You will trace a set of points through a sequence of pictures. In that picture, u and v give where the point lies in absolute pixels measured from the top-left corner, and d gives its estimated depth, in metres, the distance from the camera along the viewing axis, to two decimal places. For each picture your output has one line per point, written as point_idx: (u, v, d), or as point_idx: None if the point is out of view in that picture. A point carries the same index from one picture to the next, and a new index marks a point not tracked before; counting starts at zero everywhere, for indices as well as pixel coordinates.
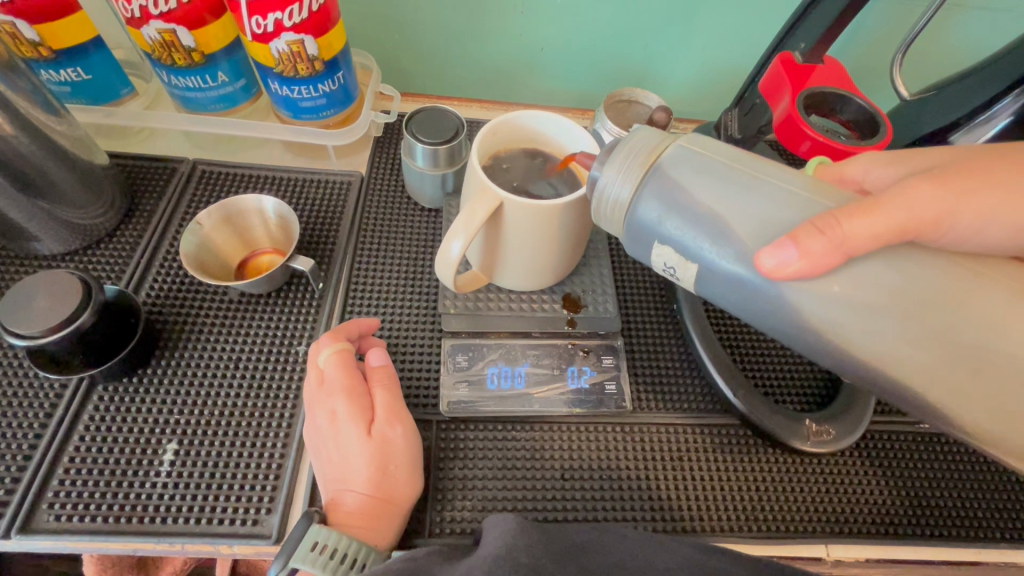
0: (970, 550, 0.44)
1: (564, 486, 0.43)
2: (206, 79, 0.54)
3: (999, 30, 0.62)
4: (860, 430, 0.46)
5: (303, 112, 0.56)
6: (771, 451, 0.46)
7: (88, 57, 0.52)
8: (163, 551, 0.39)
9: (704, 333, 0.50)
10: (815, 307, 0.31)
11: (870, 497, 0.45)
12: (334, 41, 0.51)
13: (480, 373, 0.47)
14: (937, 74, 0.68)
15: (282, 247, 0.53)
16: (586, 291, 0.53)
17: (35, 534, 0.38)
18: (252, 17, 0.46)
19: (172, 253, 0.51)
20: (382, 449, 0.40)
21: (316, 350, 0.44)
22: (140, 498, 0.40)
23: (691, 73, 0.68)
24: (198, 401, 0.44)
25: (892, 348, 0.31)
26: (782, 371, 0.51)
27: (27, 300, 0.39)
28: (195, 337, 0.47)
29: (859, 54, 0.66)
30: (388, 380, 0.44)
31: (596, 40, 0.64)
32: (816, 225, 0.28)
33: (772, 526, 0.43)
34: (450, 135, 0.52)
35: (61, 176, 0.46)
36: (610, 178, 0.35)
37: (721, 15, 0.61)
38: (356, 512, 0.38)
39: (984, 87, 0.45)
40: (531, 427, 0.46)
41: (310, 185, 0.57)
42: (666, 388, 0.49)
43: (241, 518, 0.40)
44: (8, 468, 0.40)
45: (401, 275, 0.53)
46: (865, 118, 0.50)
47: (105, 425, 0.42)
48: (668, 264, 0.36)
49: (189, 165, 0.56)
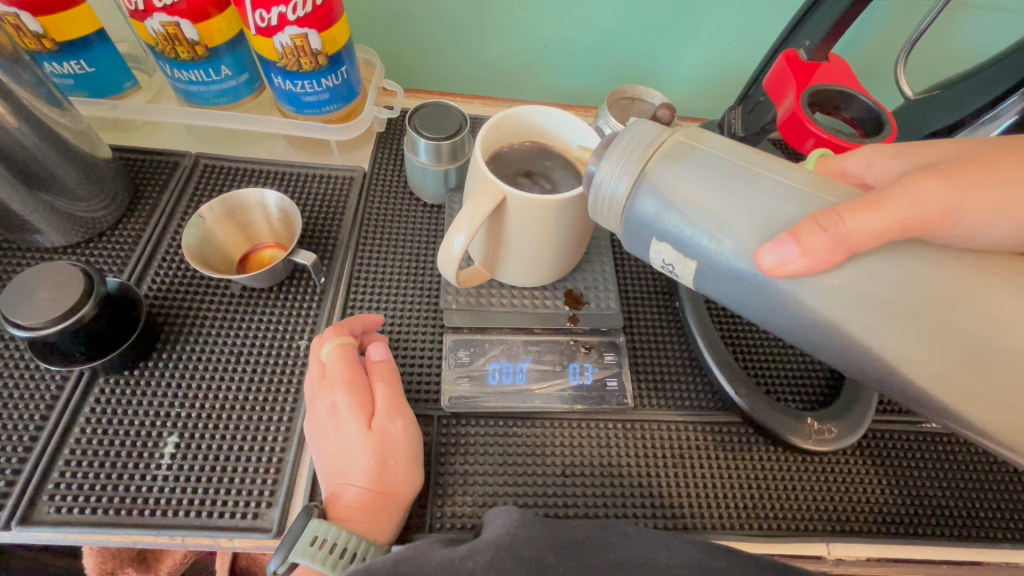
0: (970, 549, 0.43)
1: (564, 482, 0.43)
2: (209, 73, 0.54)
3: (1004, 31, 0.62)
4: (861, 430, 0.45)
5: (305, 107, 0.55)
6: (771, 449, 0.46)
7: (91, 49, 0.52)
8: (163, 544, 0.39)
9: (705, 330, 0.49)
10: (817, 303, 0.31)
11: (870, 495, 0.45)
12: (338, 35, 0.51)
13: (481, 369, 0.47)
14: (941, 73, 0.68)
15: (283, 242, 0.53)
16: (587, 288, 0.52)
17: (35, 526, 0.38)
18: (257, 11, 0.46)
19: (174, 247, 0.51)
20: (382, 444, 0.40)
21: (319, 343, 0.44)
22: (140, 490, 0.40)
23: (695, 71, 0.68)
24: (198, 394, 0.44)
25: (890, 345, 0.31)
26: (783, 369, 0.51)
27: (28, 292, 0.39)
28: (196, 330, 0.47)
29: (864, 53, 0.66)
30: (388, 374, 0.44)
31: (600, 37, 0.63)
32: (817, 222, 0.28)
33: (773, 524, 0.43)
34: (452, 130, 0.51)
35: (63, 169, 0.46)
36: (608, 172, 0.35)
37: (725, 13, 0.61)
38: (356, 506, 0.38)
39: (989, 86, 0.45)
40: (531, 423, 0.46)
41: (312, 180, 0.57)
42: (667, 385, 0.49)
43: (242, 512, 0.40)
44: (9, 459, 0.40)
45: (402, 270, 0.53)
46: (868, 116, 0.50)
47: (107, 417, 0.42)
48: (666, 260, 0.37)
49: (192, 159, 0.56)
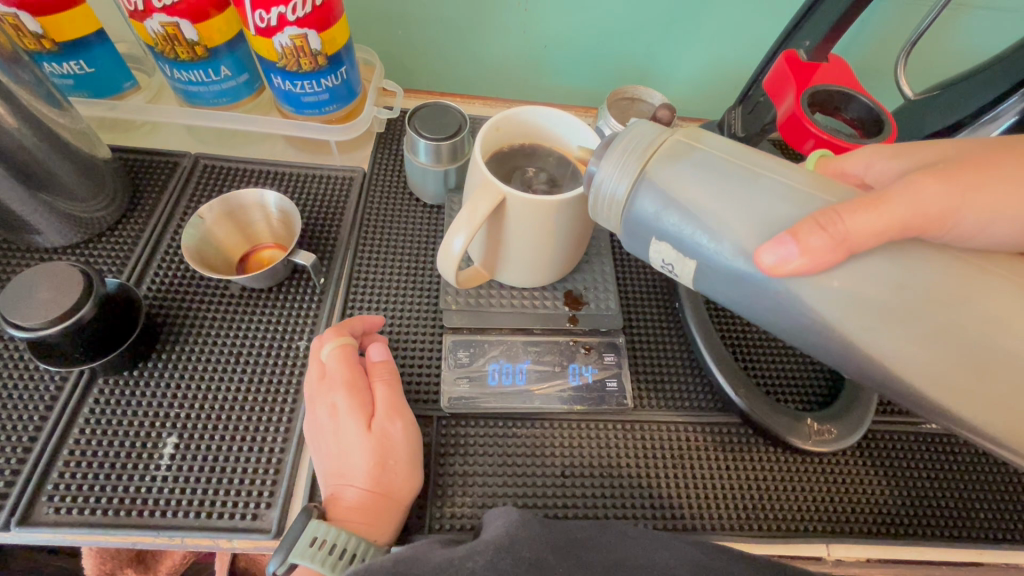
0: (970, 550, 0.43)
1: (564, 483, 0.43)
2: (209, 73, 0.54)
3: (1004, 31, 0.62)
4: (861, 430, 0.45)
5: (305, 107, 0.55)
6: (772, 450, 0.46)
7: (91, 50, 0.52)
8: (163, 544, 0.39)
9: (705, 331, 0.49)
10: (816, 303, 0.31)
11: (870, 496, 0.45)
12: (338, 35, 0.51)
13: (481, 369, 0.47)
14: (941, 74, 0.68)
15: (283, 242, 0.53)
16: (586, 288, 0.52)
17: (34, 526, 0.38)
18: (256, 11, 0.46)
19: (173, 247, 0.51)
20: (382, 445, 0.40)
21: (320, 344, 0.44)
22: (139, 491, 0.40)
23: (695, 71, 0.68)
24: (198, 394, 0.44)
25: (889, 346, 0.31)
26: (783, 369, 0.51)
27: (28, 292, 0.39)
28: (196, 331, 0.47)
29: (864, 53, 0.66)
30: (388, 375, 0.44)
31: (599, 37, 0.63)
32: (817, 221, 0.28)
33: (773, 525, 0.42)
34: (452, 131, 0.51)
35: (63, 169, 0.46)
36: (607, 172, 0.35)
37: (724, 14, 0.61)
38: (356, 507, 0.38)
39: (989, 86, 0.45)
40: (531, 424, 0.46)
41: (312, 180, 0.57)
42: (667, 386, 0.49)
43: (241, 512, 0.40)
44: (8, 459, 0.40)
45: (402, 271, 0.53)
46: (868, 117, 0.50)
47: (106, 417, 0.42)
48: (666, 260, 0.37)
49: (192, 159, 0.56)
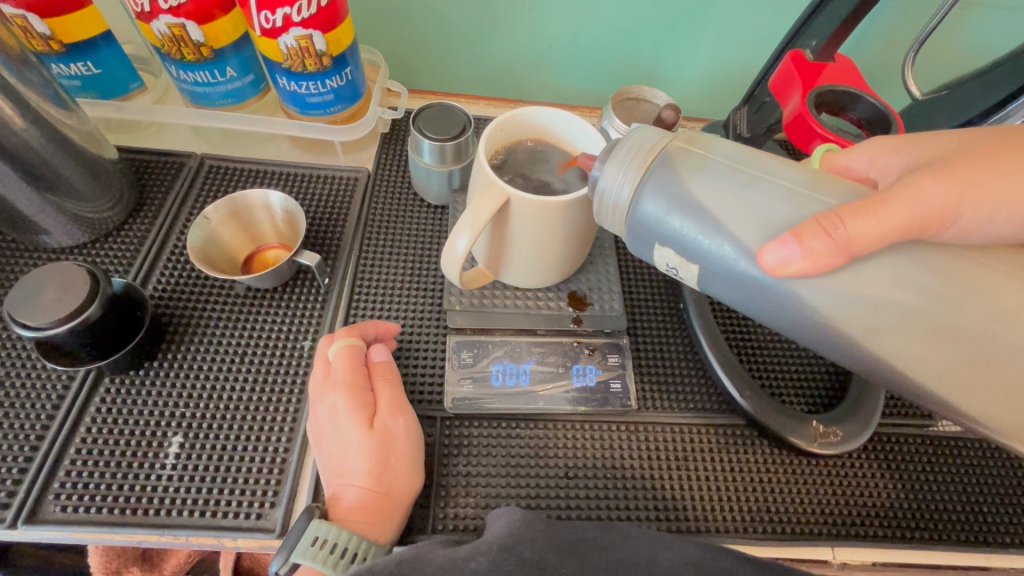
0: (977, 554, 0.43)
1: (567, 484, 0.43)
2: (215, 74, 0.54)
3: (1013, 31, 0.61)
4: (868, 431, 0.45)
5: (310, 108, 0.56)
6: (777, 452, 0.46)
7: (98, 51, 0.52)
8: (167, 543, 0.39)
9: (710, 332, 0.49)
10: (822, 307, 0.31)
11: (876, 499, 0.44)
12: (342, 36, 0.51)
13: (484, 370, 0.47)
14: (949, 74, 0.67)
15: (288, 243, 0.53)
16: (591, 289, 0.52)
17: (40, 524, 0.38)
18: (262, 12, 0.47)
19: (179, 248, 0.52)
20: (384, 441, 0.40)
21: (328, 343, 0.45)
22: (145, 490, 0.40)
23: (700, 71, 0.68)
24: (202, 394, 0.44)
25: (893, 349, 0.30)
26: (788, 369, 0.50)
27: (36, 292, 0.39)
28: (201, 331, 0.47)
29: (872, 53, 0.65)
30: (389, 376, 0.44)
31: (605, 37, 0.63)
32: (821, 223, 0.28)
33: (778, 528, 0.42)
34: (456, 132, 0.51)
35: (69, 169, 0.46)
36: (610, 178, 0.35)
37: (731, 14, 0.61)
38: (356, 507, 0.38)
39: (998, 85, 0.45)
40: (534, 425, 0.46)
41: (317, 181, 0.57)
42: (671, 387, 0.48)
43: (245, 512, 0.40)
44: (15, 458, 0.40)
45: (407, 271, 0.53)
46: (877, 118, 0.49)
47: (113, 417, 0.42)
48: (669, 264, 0.37)
49: (197, 160, 0.57)
